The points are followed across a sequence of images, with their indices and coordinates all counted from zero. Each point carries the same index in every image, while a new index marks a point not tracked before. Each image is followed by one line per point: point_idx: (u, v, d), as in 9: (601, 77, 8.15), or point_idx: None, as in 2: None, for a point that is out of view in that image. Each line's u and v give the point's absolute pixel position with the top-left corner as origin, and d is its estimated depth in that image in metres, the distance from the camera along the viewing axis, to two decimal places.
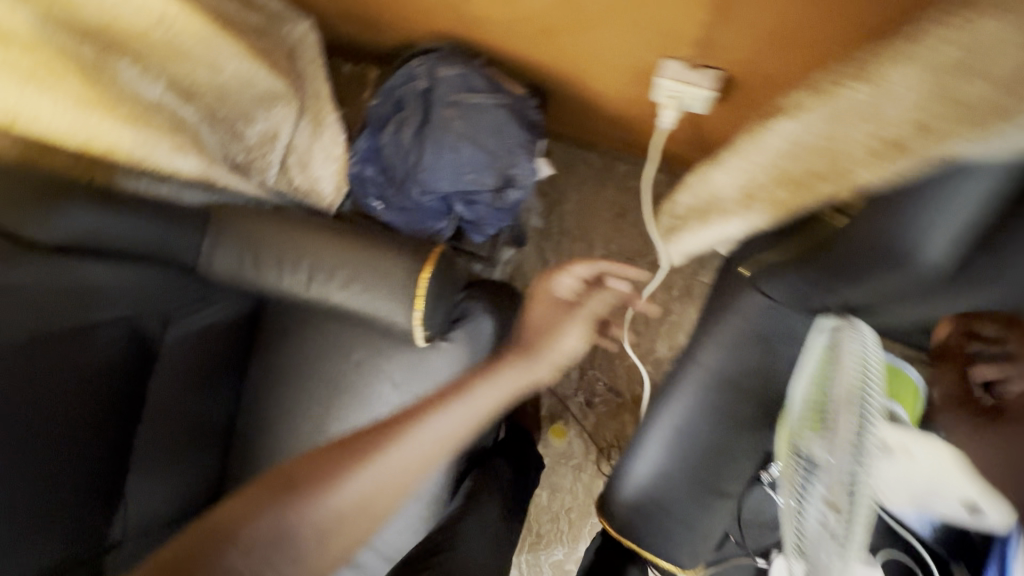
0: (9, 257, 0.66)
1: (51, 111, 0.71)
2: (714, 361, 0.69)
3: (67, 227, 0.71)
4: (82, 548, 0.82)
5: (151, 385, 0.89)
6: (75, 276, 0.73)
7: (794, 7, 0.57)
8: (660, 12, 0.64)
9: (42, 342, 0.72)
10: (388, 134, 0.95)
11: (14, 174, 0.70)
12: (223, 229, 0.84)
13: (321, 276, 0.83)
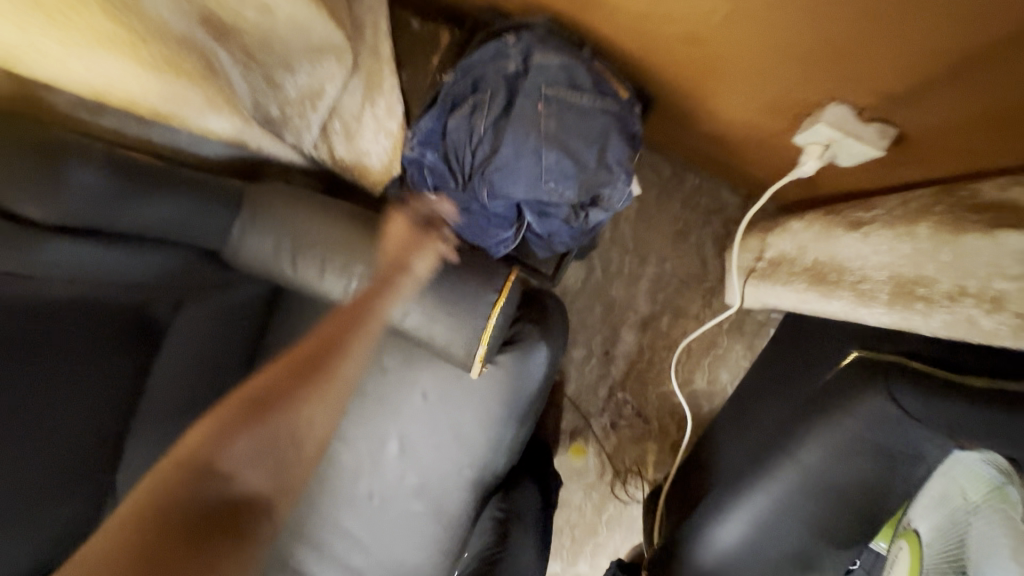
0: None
1: (65, 55, 0.55)
2: (817, 464, 0.62)
3: (74, 201, 0.57)
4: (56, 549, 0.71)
5: (153, 372, 0.76)
6: (71, 257, 0.59)
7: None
8: (868, 50, 0.51)
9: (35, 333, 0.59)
10: (460, 118, 0.81)
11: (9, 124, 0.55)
12: (261, 214, 0.71)
13: (373, 286, 0.71)
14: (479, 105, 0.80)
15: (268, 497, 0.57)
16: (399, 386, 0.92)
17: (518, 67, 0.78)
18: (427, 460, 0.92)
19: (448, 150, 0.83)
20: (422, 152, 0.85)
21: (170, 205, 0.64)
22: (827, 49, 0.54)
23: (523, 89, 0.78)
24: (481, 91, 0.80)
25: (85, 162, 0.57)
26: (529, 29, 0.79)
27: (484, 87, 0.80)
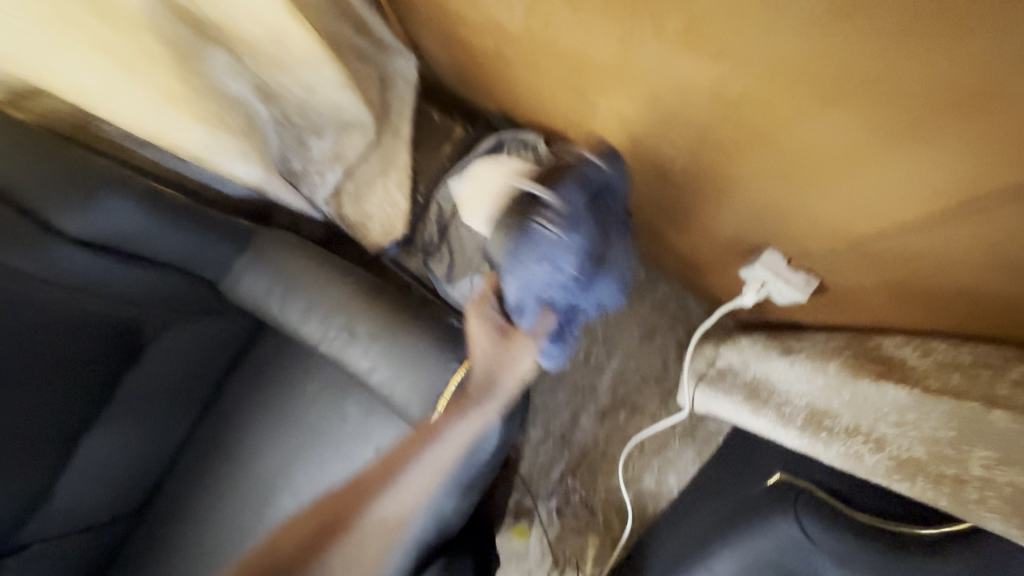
0: (32, 244, 0.62)
1: (127, 101, 0.64)
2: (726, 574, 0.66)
3: (101, 224, 0.65)
4: None
5: (125, 388, 0.81)
6: (85, 273, 0.66)
7: (914, 278, 0.52)
8: (799, 216, 0.60)
9: (39, 337, 0.65)
10: (573, 224, 0.68)
11: (77, 156, 0.66)
12: (262, 254, 0.79)
13: (350, 337, 0.77)
14: (580, 219, 0.69)
15: None
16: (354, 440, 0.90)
17: (605, 175, 0.74)
18: None
19: (558, 255, 0.66)
20: (534, 245, 0.67)
21: (179, 238, 0.71)
22: (748, 202, 0.66)
23: (603, 216, 0.72)
24: (575, 202, 0.69)
25: (116, 196, 0.65)
26: (609, 153, 0.75)
27: (577, 200, 0.70)
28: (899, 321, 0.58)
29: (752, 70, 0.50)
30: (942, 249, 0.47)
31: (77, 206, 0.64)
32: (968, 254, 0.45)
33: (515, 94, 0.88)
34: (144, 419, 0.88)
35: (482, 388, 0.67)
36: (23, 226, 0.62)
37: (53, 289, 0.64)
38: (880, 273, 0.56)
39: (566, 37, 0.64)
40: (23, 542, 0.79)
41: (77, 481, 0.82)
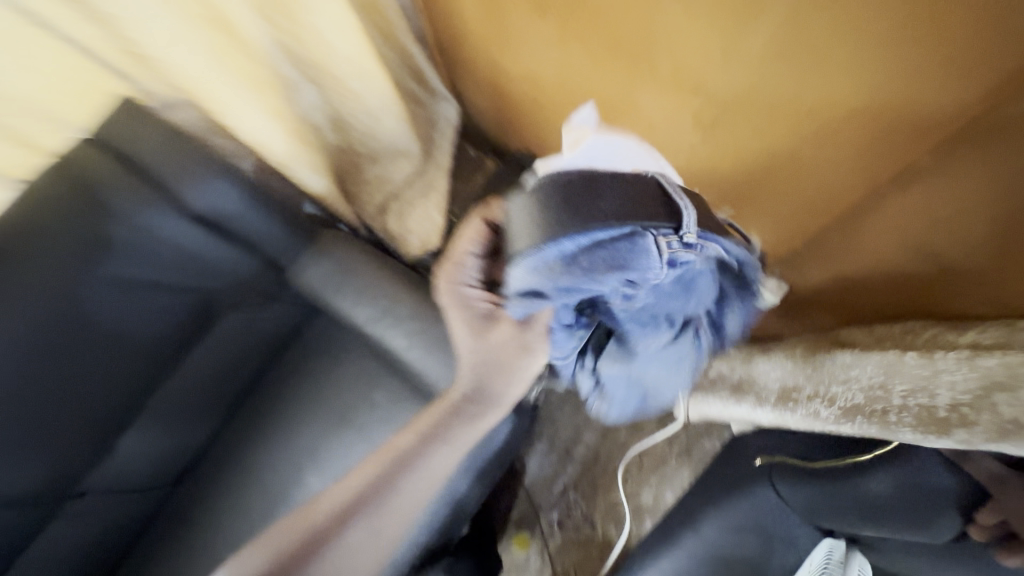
0: (152, 203, 0.75)
1: (243, 114, 0.81)
2: (713, 536, 0.74)
3: (208, 200, 0.78)
4: (52, 488, 0.83)
5: (191, 354, 0.94)
6: (186, 240, 0.80)
7: (863, 259, 0.66)
8: (772, 214, 0.74)
9: (129, 287, 0.79)
10: (663, 262, 0.49)
11: (181, 136, 0.77)
12: (323, 249, 0.93)
13: (391, 319, 0.90)
14: (671, 260, 0.51)
15: None
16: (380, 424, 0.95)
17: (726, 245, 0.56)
18: None
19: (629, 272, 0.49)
20: (585, 258, 0.47)
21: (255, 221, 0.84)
22: (730, 215, 0.80)
23: (689, 284, 0.62)
24: (682, 245, 0.50)
25: (217, 176, 0.78)
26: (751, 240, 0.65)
27: (722, 272, 0.63)
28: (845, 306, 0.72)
29: (723, 104, 0.64)
30: (892, 226, 0.61)
31: (191, 176, 0.76)
32: (909, 229, 0.59)
33: (539, 135, 1.06)
34: (201, 393, 0.98)
35: (442, 421, 0.70)
36: (149, 188, 0.74)
37: (150, 251, 0.78)
38: (838, 261, 0.70)
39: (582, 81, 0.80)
40: (82, 489, 0.88)
41: (139, 441, 0.93)
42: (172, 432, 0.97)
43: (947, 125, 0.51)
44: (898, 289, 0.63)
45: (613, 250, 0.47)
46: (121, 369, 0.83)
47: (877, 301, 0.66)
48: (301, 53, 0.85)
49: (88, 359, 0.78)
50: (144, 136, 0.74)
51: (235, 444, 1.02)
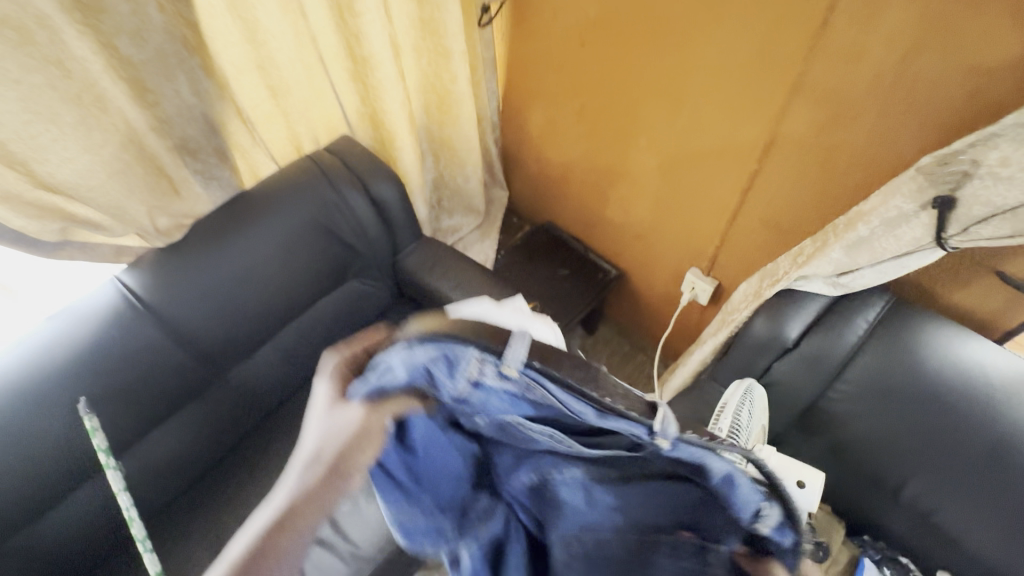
0: (349, 184, 1.26)
1: (406, 154, 1.36)
2: (679, 410, 1.07)
3: (379, 191, 1.29)
4: (217, 352, 1.15)
5: (325, 298, 1.32)
6: (355, 209, 1.28)
7: (746, 243, 1.17)
8: (695, 227, 1.26)
9: (315, 227, 1.23)
10: (458, 360, 0.47)
11: (363, 151, 1.29)
12: (426, 244, 1.43)
13: (462, 288, 1.36)
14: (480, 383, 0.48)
15: None
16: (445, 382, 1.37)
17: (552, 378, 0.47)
18: None
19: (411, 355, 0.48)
20: (398, 366, 0.49)
21: (395, 215, 1.34)
22: (682, 240, 1.33)
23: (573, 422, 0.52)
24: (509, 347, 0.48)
25: (388, 180, 1.30)
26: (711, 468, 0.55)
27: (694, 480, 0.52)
28: (749, 272, 1.22)
29: (668, 155, 1.19)
30: (749, 217, 1.12)
31: (375, 175, 1.29)
32: (760, 213, 1.09)
33: (560, 208, 1.65)
34: (319, 335, 1.34)
35: (312, 497, 0.48)
36: (351, 175, 1.26)
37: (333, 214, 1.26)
38: (736, 252, 1.21)
39: (594, 158, 1.40)
40: (230, 375, 1.20)
41: (273, 354, 1.26)
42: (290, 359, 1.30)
43: (753, 147, 1.01)
44: (774, 249, 1.12)
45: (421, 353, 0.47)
46: (288, 287, 1.23)
47: (765, 262, 1.16)
48: (438, 133, 1.47)
49: (276, 266, 1.19)
50: (354, 152, 1.27)
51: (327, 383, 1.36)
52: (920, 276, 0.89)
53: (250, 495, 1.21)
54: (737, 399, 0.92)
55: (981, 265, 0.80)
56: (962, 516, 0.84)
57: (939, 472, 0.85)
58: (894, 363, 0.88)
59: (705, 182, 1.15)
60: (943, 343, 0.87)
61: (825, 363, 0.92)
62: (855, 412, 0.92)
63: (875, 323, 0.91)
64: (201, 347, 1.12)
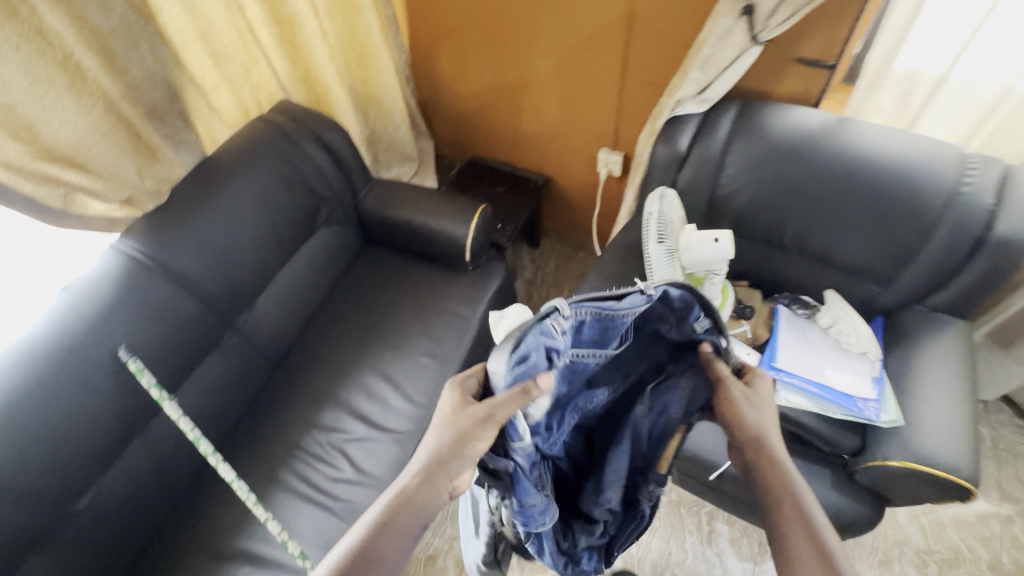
0: (300, 136, 1.42)
1: (342, 105, 1.55)
2: (621, 237, 1.35)
3: (329, 138, 1.47)
4: (221, 301, 1.28)
5: (304, 246, 1.49)
6: (309, 156, 1.44)
7: (634, 106, 1.48)
8: (592, 109, 1.56)
9: (282, 178, 1.38)
10: (551, 329, 0.65)
11: (304, 108, 1.46)
12: (377, 183, 1.61)
13: (421, 209, 1.55)
14: (561, 332, 0.66)
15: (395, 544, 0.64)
16: (430, 295, 1.56)
17: (588, 310, 0.68)
18: (434, 331, 1.49)
19: (529, 348, 0.63)
20: (533, 352, 0.63)
21: (347, 160, 1.52)
22: (587, 127, 1.62)
23: (609, 329, 0.71)
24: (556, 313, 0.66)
25: (333, 127, 1.48)
26: (676, 324, 0.73)
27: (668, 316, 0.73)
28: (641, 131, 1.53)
29: (558, 52, 1.48)
30: (629, 82, 1.43)
31: (321, 125, 1.46)
32: (637, 75, 1.40)
33: (481, 139, 1.90)
34: (305, 280, 1.49)
35: (431, 474, 0.67)
36: (301, 129, 1.43)
37: (292, 163, 1.41)
38: (628, 118, 1.52)
39: (501, 79, 1.65)
40: (238, 323, 1.34)
41: (270, 301, 1.41)
42: (285, 306, 1.44)
43: (617, 21, 1.32)
44: (652, 101, 1.44)
45: (535, 339, 0.64)
46: (271, 236, 1.37)
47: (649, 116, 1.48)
48: (361, 89, 1.66)
49: (254, 215, 1.32)
50: (297, 110, 1.43)
51: (324, 324, 1.52)
52: (756, 80, 1.23)
53: (286, 424, 1.35)
54: (660, 197, 1.20)
55: (788, 54, 1.16)
56: (824, 232, 1.18)
57: (805, 206, 1.18)
58: (753, 139, 1.20)
59: (591, 66, 1.45)
60: (784, 111, 1.19)
61: (711, 159, 1.23)
62: (740, 185, 1.22)
63: (734, 116, 1.23)
64: (210, 297, 1.25)
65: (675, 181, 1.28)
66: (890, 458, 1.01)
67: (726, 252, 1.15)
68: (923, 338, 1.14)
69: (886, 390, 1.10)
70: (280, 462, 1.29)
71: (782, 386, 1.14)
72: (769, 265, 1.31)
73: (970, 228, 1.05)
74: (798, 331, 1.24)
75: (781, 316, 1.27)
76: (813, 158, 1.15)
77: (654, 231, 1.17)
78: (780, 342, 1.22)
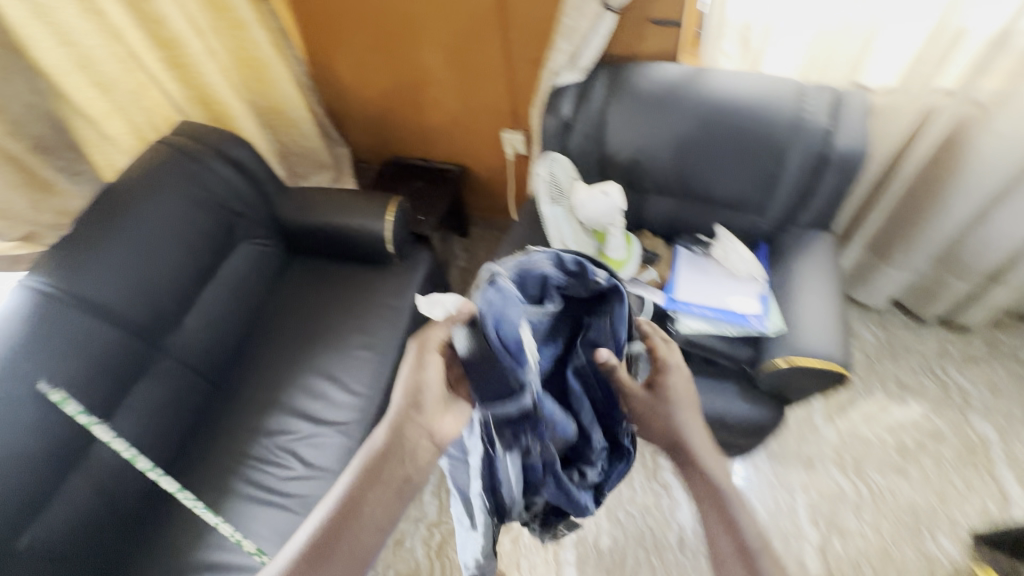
0: (203, 154, 1.44)
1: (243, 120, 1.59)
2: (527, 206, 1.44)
3: (235, 153, 1.50)
4: (144, 326, 1.28)
5: (226, 263, 1.51)
6: (216, 172, 1.46)
7: (523, 85, 1.58)
8: (488, 93, 1.64)
9: (192, 197, 1.40)
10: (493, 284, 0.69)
11: (204, 127, 1.49)
12: (293, 191, 1.64)
13: (339, 209, 1.59)
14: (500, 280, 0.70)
15: (384, 498, 0.66)
16: (361, 292, 1.60)
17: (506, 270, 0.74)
18: (370, 324, 1.53)
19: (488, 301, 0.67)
20: (494, 296, 0.67)
21: (256, 172, 1.55)
22: (487, 111, 1.70)
23: (534, 286, 0.75)
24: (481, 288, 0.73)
25: (236, 142, 1.51)
26: (581, 281, 0.76)
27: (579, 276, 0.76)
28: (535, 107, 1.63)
29: (444, 44, 1.55)
30: (513, 63, 1.52)
31: (224, 141, 1.48)
32: (519, 55, 1.49)
33: (392, 139, 1.95)
34: (232, 295, 1.50)
35: (400, 425, 0.68)
36: (204, 147, 1.45)
37: (201, 182, 1.43)
38: (521, 97, 1.61)
39: (398, 76, 1.71)
40: (166, 346, 1.34)
41: (196, 321, 1.41)
42: (214, 323, 1.45)
43: (490, 6, 1.41)
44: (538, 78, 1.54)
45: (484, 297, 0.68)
46: (190, 255, 1.38)
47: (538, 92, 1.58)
48: (263, 103, 1.70)
49: (167, 236, 1.34)
50: (196, 129, 1.46)
51: (258, 336, 1.54)
52: (622, 44, 1.35)
53: (232, 437, 1.37)
54: (548, 159, 1.29)
55: (641, 16, 1.27)
56: (702, 173, 1.30)
57: (682, 152, 1.29)
58: (626, 97, 1.30)
59: (477, 53, 1.54)
60: (649, 69, 1.30)
61: (593, 121, 1.33)
62: (623, 141, 1.33)
63: (607, 79, 1.33)
64: (131, 322, 1.26)
65: (566, 146, 1.37)
66: (780, 360, 1.13)
67: (616, 202, 1.26)
68: (799, 254, 1.28)
69: (773, 304, 1.22)
70: (230, 473, 1.31)
71: (683, 316, 1.26)
72: (665, 213, 1.42)
73: (813, 148, 1.19)
74: (697, 267, 1.35)
75: (682, 259, 1.37)
76: (681, 108, 1.26)
77: (542, 194, 1.27)
78: (679, 278, 1.33)
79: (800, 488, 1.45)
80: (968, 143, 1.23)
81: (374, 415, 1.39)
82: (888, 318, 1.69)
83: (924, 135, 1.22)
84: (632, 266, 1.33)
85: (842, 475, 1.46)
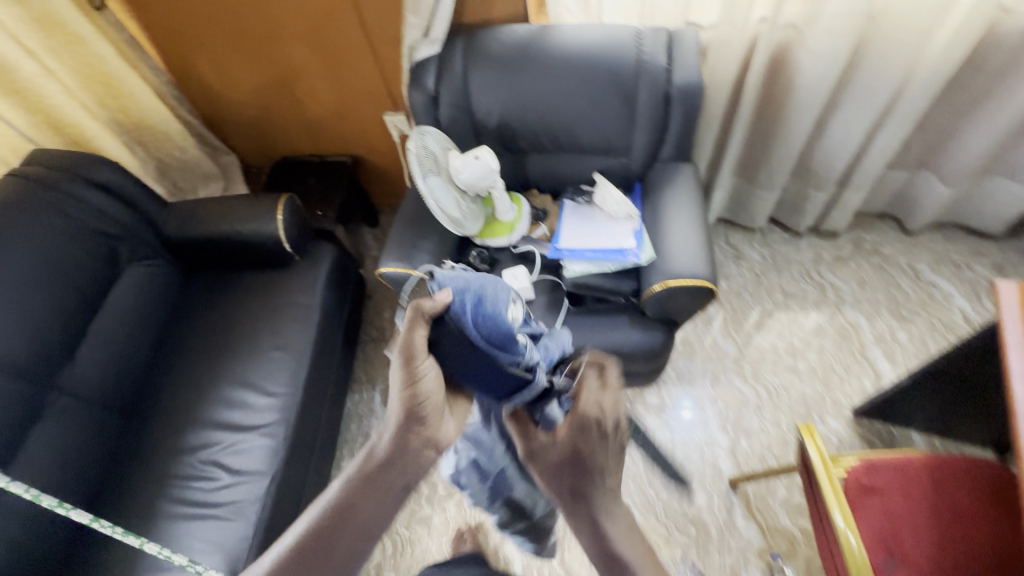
0: (65, 181, 1.39)
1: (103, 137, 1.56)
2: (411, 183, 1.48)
3: (101, 175, 1.45)
4: (30, 367, 1.23)
5: (115, 289, 1.45)
6: (83, 198, 1.41)
7: (390, 65, 1.59)
8: (359, 78, 1.64)
9: (60, 227, 1.35)
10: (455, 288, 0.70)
11: (61, 152, 1.44)
12: (175, 206, 1.60)
13: (227, 217, 1.56)
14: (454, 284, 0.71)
15: (381, 506, 0.63)
16: (266, 296, 1.59)
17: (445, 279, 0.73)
18: (281, 325, 1.53)
19: (468, 301, 0.68)
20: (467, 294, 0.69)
21: (130, 192, 1.51)
22: (363, 96, 1.70)
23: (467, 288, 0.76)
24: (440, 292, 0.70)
25: (99, 163, 1.46)
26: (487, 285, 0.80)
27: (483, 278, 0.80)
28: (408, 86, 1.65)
29: (302, 34, 1.54)
30: (374, 44, 1.53)
31: (87, 164, 1.44)
32: (377, 36, 1.51)
33: (278, 139, 1.92)
34: (128, 321, 1.46)
35: (400, 433, 0.64)
36: (63, 173, 1.40)
37: (68, 211, 1.38)
38: (392, 77, 1.63)
39: (266, 73, 1.67)
40: (61, 385, 1.29)
41: (91, 353, 1.36)
42: (112, 352, 1.40)
43: None
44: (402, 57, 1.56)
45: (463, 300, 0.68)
46: (71, 287, 1.33)
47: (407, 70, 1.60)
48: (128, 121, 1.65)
49: (40, 270, 1.29)
50: (51, 156, 1.41)
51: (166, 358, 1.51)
52: (472, 11, 1.38)
53: (153, 462, 1.35)
54: (419, 132, 1.28)
55: None
56: (565, 125, 1.37)
57: (544, 106, 1.35)
58: (483, 62, 1.34)
59: (336, 39, 1.53)
60: (501, 31, 1.35)
61: (458, 90, 1.37)
62: (489, 105, 1.37)
63: (463, 46, 1.36)
64: (14, 365, 1.20)
65: (436, 119, 1.41)
66: (656, 285, 1.22)
67: (492, 163, 1.31)
68: (666, 187, 1.37)
69: (645, 237, 1.32)
70: (157, 497, 1.30)
71: (569, 262, 1.33)
72: (544, 168, 1.49)
73: (658, 84, 1.28)
74: (581, 215, 1.42)
75: (567, 211, 1.44)
76: (534, 64, 1.32)
77: (419, 166, 1.23)
78: (565, 228, 1.40)
79: (709, 401, 1.59)
80: (792, 62, 1.36)
81: (296, 412, 1.40)
82: (771, 236, 1.85)
83: (754, 59, 1.33)
84: (523, 224, 1.42)
85: (743, 382, 1.60)
